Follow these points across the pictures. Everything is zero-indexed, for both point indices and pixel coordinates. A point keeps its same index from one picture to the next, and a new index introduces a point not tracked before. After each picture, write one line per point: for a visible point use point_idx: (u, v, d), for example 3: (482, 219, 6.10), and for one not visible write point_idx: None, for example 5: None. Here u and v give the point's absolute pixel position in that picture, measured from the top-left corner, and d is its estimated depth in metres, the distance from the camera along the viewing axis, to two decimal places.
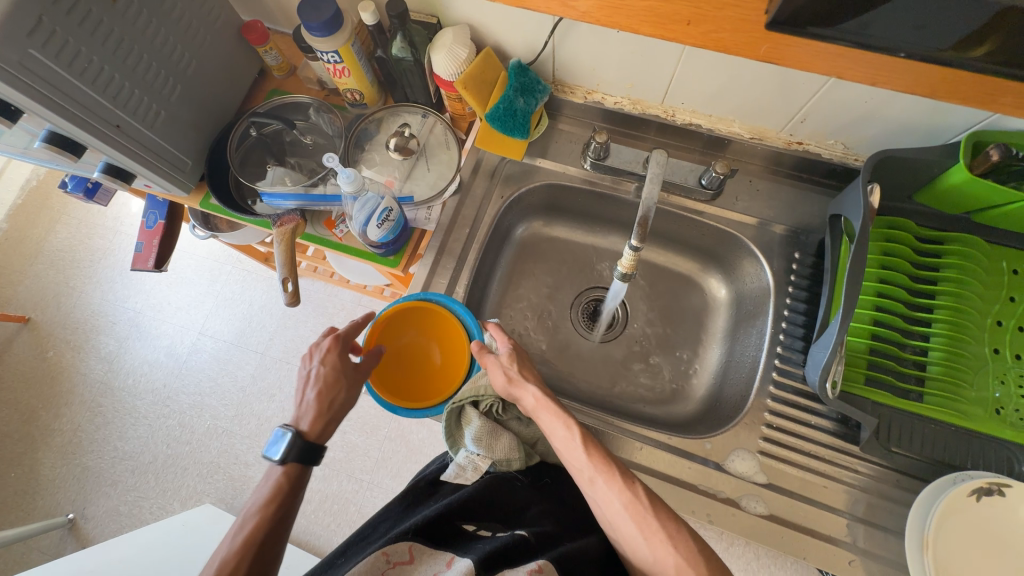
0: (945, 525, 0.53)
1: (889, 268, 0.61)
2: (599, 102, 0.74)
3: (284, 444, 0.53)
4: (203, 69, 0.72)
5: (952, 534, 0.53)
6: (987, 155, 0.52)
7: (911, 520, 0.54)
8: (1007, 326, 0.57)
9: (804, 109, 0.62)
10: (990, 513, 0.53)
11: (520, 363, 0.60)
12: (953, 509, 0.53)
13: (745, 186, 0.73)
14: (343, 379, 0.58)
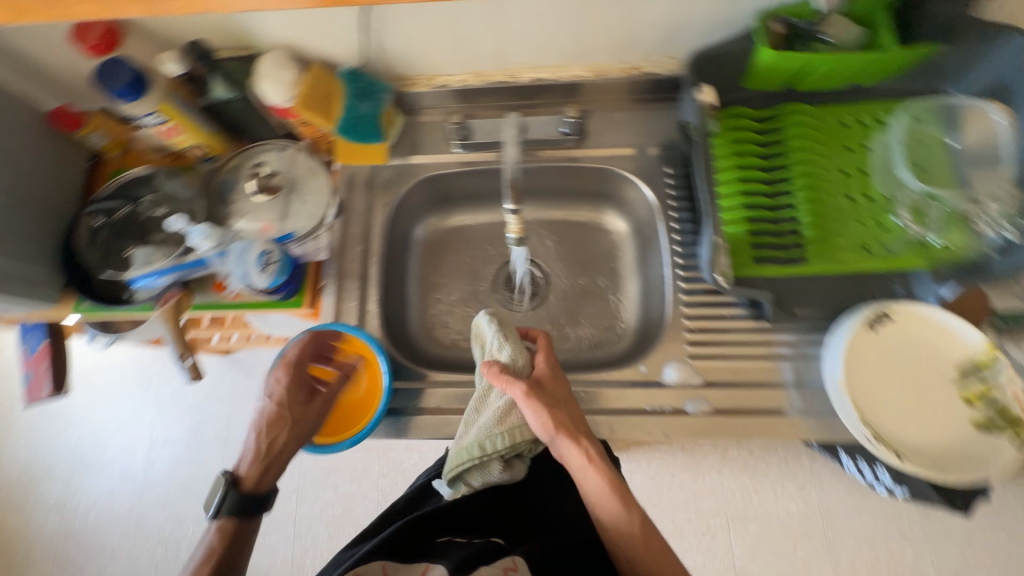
0: (853, 362, 0.58)
1: (744, 156, 0.65)
2: (445, 85, 0.74)
3: (221, 497, 0.59)
4: (21, 171, 0.66)
5: (864, 369, 0.58)
6: (776, 29, 0.59)
7: (824, 370, 0.58)
8: (851, 174, 0.64)
9: (624, 34, 0.65)
10: (886, 338, 0.59)
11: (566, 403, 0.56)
12: (853, 345, 0.58)
13: (606, 121, 0.75)
14: (286, 415, 0.63)
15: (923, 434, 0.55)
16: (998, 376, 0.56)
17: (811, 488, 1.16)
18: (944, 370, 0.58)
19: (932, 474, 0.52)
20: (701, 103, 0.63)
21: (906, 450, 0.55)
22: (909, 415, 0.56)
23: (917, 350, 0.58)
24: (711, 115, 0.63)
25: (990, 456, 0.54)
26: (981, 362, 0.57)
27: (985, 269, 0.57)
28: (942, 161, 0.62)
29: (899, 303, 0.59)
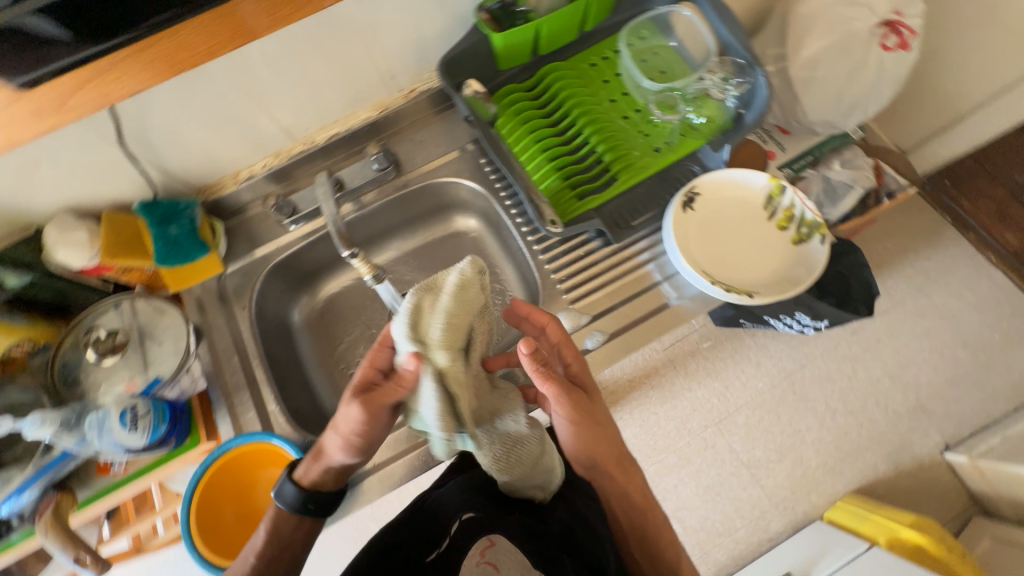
0: (687, 242, 0.67)
1: (530, 121, 0.73)
2: (251, 176, 0.76)
3: (286, 494, 0.55)
4: None
5: (697, 243, 0.67)
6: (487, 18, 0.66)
7: (677, 262, 0.65)
8: (617, 98, 0.75)
9: (383, 69, 0.71)
10: (703, 210, 0.69)
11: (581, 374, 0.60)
12: (681, 229, 0.67)
13: (413, 143, 0.81)
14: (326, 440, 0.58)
15: (761, 268, 0.66)
16: (787, 197, 0.68)
17: (761, 359, 1.40)
18: (754, 212, 0.69)
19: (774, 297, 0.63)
20: (467, 95, 0.69)
21: (754, 287, 0.65)
22: (745, 259, 0.67)
23: (728, 208, 0.69)
24: (484, 100, 0.71)
25: (812, 258, 0.65)
26: (773, 193, 0.68)
27: (743, 123, 0.71)
28: (674, 60, 0.75)
29: (699, 179, 0.69)
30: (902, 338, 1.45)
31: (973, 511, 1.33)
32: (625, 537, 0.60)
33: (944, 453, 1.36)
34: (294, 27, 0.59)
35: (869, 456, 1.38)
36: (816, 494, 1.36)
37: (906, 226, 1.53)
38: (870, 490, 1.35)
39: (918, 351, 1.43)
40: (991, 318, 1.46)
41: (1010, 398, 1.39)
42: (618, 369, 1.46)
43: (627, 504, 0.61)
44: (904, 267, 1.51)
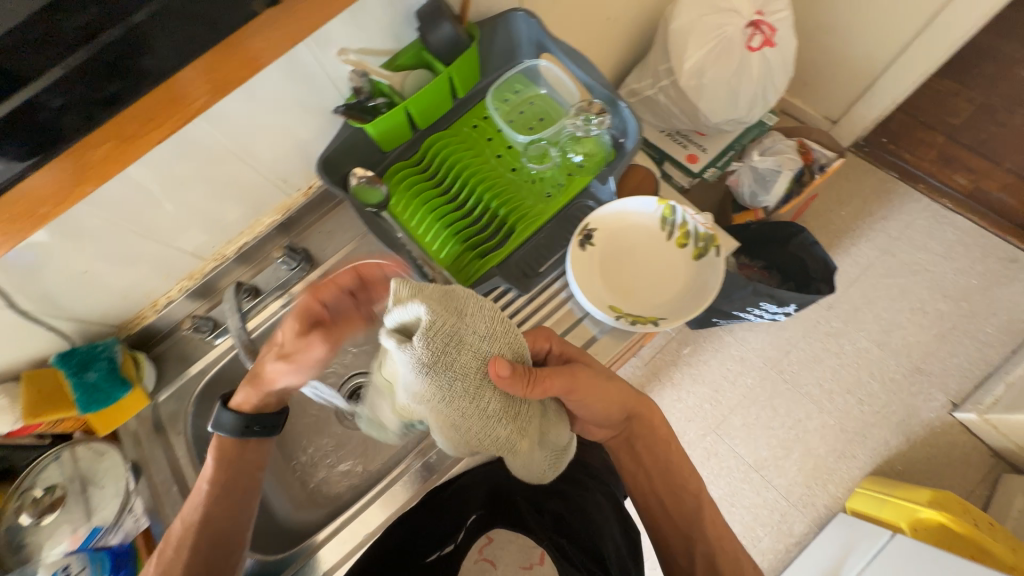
0: (592, 280, 0.68)
1: (422, 194, 0.75)
2: (169, 302, 0.78)
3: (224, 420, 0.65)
4: None
5: (601, 279, 0.69)
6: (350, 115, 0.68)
7: (585, 305, 0.65)
8: (501, 154, 0.77)
9: (271, 176, 0.74)
10: (602, 244, 0.70)
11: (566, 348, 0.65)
12: (582, 271, 0.68)
13: (323, 236, 0.84)
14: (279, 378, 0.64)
15: (668, 290, 0.69)
16: (678, 215, 0.69)
17: (740, 354, 1.44)
18: (652, 235, 0.71)
19: (680, 318, 0.66)
20: (353, 185, 0.71)
21: (662, 311, 0.68)
22: (651, 283, 0.70)
23: (627, 237, 0.70)
24: (373, 184, 0.72)
25: (709, 271, 0.68)
26: (666, 213, 0.70)
27: (624, 151, 0.73)
28: (550, 106, 0.79)
29: (594, 215, 0.69)
30: (880, 303, 1.43)
31: (1002, 469, 1.26)
32: (637, 467, 0.76)
33: (953, 412, 1.31)
34: (166, 164, 0.62)
35: (878, 432, 1.33)
36: (833, 483, 1.30)
37: (854, 191, 1.54)
38: (888, 467, 1.30)
39: (898, 314, 1.41)
40: (964, 263, 1.44)
41: (1006, 341, 1.35)
42: None
43: (651, 441, 0.75)
44: (864, 231, 1.50)
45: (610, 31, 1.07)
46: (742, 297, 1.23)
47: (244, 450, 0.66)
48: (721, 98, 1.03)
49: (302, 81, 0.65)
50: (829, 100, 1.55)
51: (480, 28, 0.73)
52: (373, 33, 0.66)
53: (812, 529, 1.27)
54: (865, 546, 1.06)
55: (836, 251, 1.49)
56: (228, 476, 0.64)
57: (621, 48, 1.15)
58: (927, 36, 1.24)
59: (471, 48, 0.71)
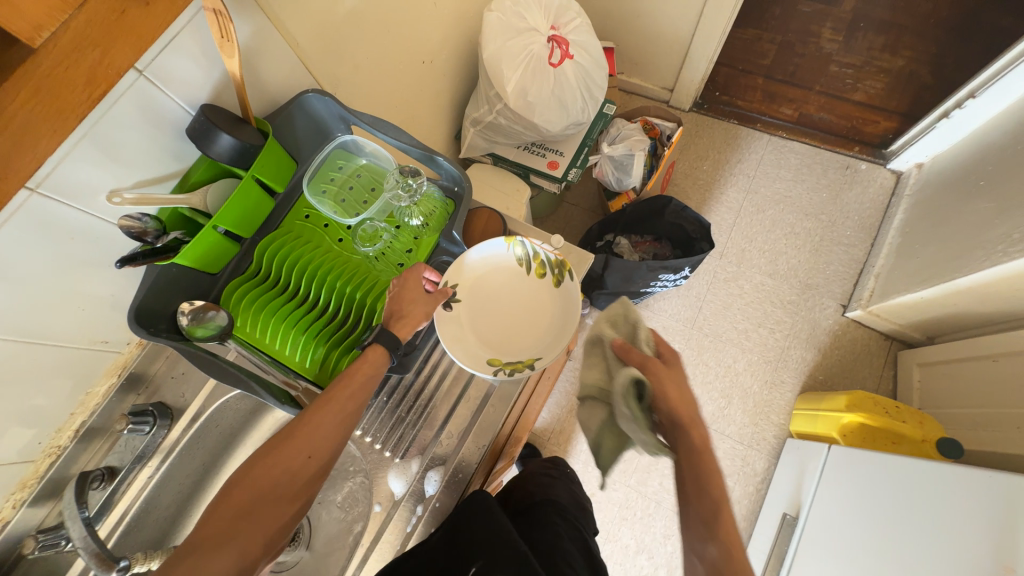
0: (463, 338, 0.69)
1: (270, 306, 0.69)
2: (5, 525, 0.65)
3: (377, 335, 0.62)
4: None
5: (473, 331, 0.70)
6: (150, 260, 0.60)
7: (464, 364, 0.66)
8: (344, 237, 0.74)
9: (84, 345, 0.65)
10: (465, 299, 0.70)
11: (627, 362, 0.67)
12: (451, 333, 0.68)
13: (179, 382, 0.77)
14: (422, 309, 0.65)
15: (541, 322, 0.71)
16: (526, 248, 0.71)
17: (660, 323, 1.50)
18: (510, 272, 0.72)
19: (553, 354, 0.68)
20: (187, 326, 0.64)
21: (536, 349, 0.70)
22: (525, 321, 0.71)
23: (487, 283, 0.71)
24: (211, 314, 0.65)
25: (568, 294, 0.71)
26: (516, 249, 0.72)
27: (460, 197, 0.74)
28: (377, 173, 0.76)
29: (448, 269, 0.69)
30: (759, 237, 1.56)
31: (897, 347, 1.42)
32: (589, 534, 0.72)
33: (845, 313, 1.45)
34: None
35: (795, 351, 1.44)
36: (775, 412, 1.39)
37: (706, 146, 1.67)
38: (813, 380, 1.41)
39: (776, 243, 1.55)
40: (812, 181, 1.61)
41: (864, 237, 1.53)
42: (554, 406, 1.41)
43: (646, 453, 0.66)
44: (727, 178, 1.63)
45: (429, 72, 1.06)
46: (641, 278, 1.27)
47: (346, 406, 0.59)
48: (552, 108, 1.06)
49: (70, 238, 0.56)
50: (659, 73, 1.67)
51: (269, 121, 0.68)
52: (141, 162, 0.59)
53: (771, 462, 1.35)
54: (813, 466, 1.14)
55: (708, 203, 1.61)
56: (355, 391, 0.59)
57: (449, 83, 1.15)
58: (713, 2, 1.36)
59: (263, 145, 0.65)
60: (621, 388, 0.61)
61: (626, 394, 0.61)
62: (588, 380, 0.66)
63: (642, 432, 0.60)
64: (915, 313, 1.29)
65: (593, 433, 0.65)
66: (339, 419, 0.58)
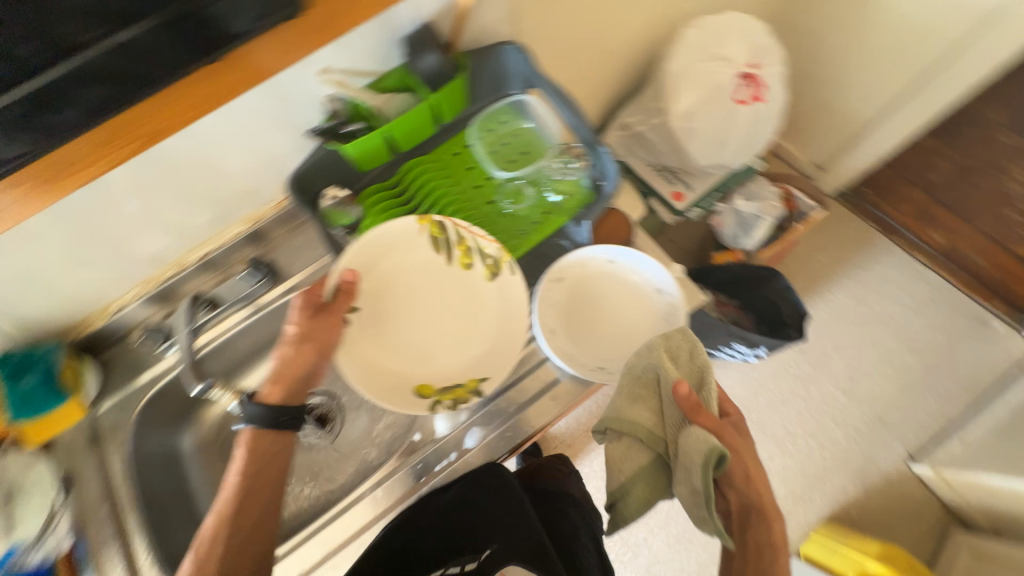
0: (387, 373, 0.67)
1: (396, 220, 0.74)
2: (124, 308, 0.75)
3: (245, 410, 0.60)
4: None
5: (400, 363, 0.68)
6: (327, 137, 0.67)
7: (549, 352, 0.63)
8: (482, 185, 0.76)
9: (241, 189, 0.72)
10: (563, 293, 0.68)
11: (695, 413, 0.58)
12: (365, 350, 0.67)
13: (290, 252, 0.82)
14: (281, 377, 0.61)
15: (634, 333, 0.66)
16: (619, 257, 0.69)
17: None
18: (424, 255, 0.69)
19: (490, 369, 0.68)
20: (325, 207, 0.70)
21: (468, 368, 0.68)
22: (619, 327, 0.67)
23: (397, 286, 0.68)
24: (343, 207, 0.71)
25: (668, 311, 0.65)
26: (434, 232, 0.69)
27: (602, 194, 0.72)
28: (534, 140, 0.78)
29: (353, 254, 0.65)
30: (849, 350, 1.46)
31: (950, 524, 1.30)
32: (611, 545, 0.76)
33: (908, 464, 1.34)
34: (129, 175, 0.59)
35: (836, 479, 1.35)
36: (790, 526, 1.31)
37: (832, 239, 1.57)
38: (843, 513, 1.32)
39: (864, 363, 1.44)
40: (931, 318, 1.47)
41: (963, 398, 1.39)
42: (573, 420, 1.39)
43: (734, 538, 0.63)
44: (840, 279, 1.53)
45: (604, 63, 1.06)
46: (715, 337, 1.23)
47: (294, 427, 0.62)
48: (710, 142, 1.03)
49: (274, 96, 0.61)
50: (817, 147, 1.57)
51: (468, 56, 0.71)
52: (357, 53, 0.63)
53: None
54: None
55: (810, 295, 1.51)
56: (260, 466, 0.59)
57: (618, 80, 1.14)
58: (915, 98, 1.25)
59: (456, 77, 0.69)
60: (697, 458, 0.54)
61: (703, 468, 0.53)
62: (638, 420, 0.61)
63: (698, 501, 0.55)
64: (989, 500, 1.17)
65: (625, 477, 0.60)
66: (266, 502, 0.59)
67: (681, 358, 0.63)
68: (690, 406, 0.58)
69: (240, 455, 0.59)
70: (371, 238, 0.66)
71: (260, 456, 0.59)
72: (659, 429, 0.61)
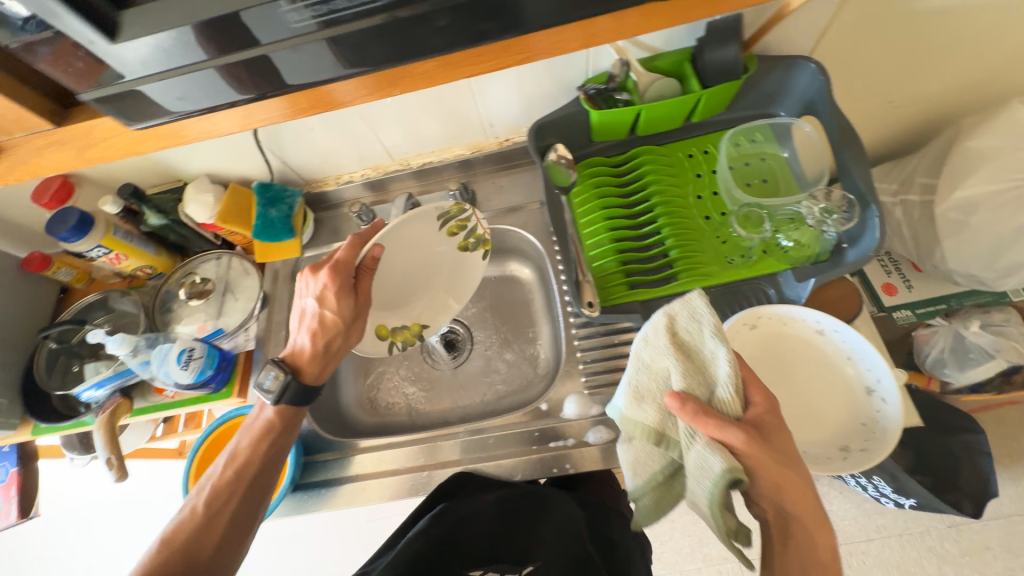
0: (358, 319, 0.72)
1: (605, 198, 0.72)
2: (349, 182, 0.85)
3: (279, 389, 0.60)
4: (14, 307, 0.80)
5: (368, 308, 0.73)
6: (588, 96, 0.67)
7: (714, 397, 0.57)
8: (705, 196, 0.71)
9: (483, 116, 0.75)
10: (752, 344, 0.61)
11: (703, 426, 0.44)
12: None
13: (491, 187, 0.84)
14: (342, 321, 0.62)
15: (818, 426, 0.57)
16: (841, 331, 0.58)
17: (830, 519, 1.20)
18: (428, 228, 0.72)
19: (440, 315, 0.76)
20: (549, 161, 0.70)
21: (418, 316, 0.76)
22: (802, 410, 0.58)
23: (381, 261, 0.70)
24: (565, 166, 0.70)
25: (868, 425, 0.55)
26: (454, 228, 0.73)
27: (842, 259, 0.60)
28: (782, 172, 0.70)
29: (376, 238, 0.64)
30: None
31: None
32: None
33: None
34: None
35: None
36: None
37: None
38: None
39: None
40: None
41: None
42: None
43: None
44: None
45: (887, 115, 0.87)
46: None
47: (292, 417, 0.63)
48: (992, 244, 0.81)
49: None
50: None
51: (760, 62, 0.65)
52: None
53: None
54: None
55: None
56: (280, 440, 0.62)
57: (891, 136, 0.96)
58: None
59: (738, 79, 0.64)
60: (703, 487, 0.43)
61: (711, 490, 0.42)
62: (637, 423, 0.51)
63: (712, 524, 0.44)
64: None
65: (639, 483, 0.51)
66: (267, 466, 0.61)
67: (690, 346, 0.49)
68: (683, 407, 0.45)
69: (261, 421, 0.62)
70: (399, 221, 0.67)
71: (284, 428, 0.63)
72: (667, 427, 0.49)
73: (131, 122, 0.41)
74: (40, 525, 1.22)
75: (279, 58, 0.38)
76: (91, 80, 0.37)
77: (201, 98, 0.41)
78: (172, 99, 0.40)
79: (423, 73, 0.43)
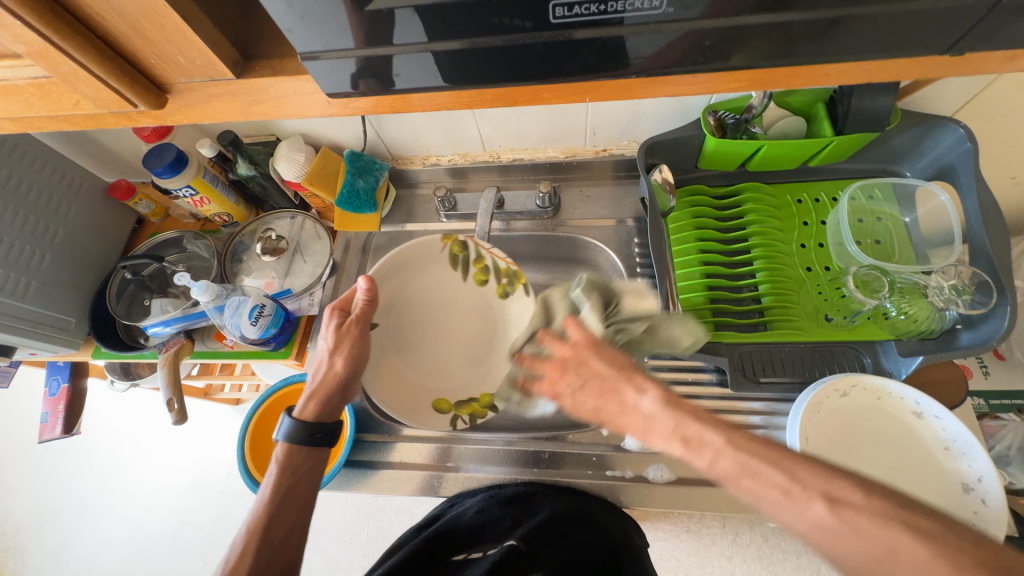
0: (403, 387, 0.64)
1: (702, 228, 0.69)
2: (435, 164, 0.84)
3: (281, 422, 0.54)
4: (96, 229, 0.81)
5: (417, 372, 0.67)
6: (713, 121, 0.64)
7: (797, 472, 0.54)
8: (809, 245, 0.67)
9: (590, 124, 0.73)
10: (835, 426, 0.57)
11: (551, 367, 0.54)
12: (392, 370, 0.65)
13: (578, 196, 0.82)
14: (336, 347, 0.56)
15: None
16: (943, 417, 0.54)
17: None
18: (445, 274, 0.69)
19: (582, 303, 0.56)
20: (654, 181, 0.66)
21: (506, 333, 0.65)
22: None
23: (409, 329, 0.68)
24: (668, 191, 0.66)
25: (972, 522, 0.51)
26: (478, 274, 0.69)
27: (953, 342, 0.56)
28: (897, 235, 0.66)
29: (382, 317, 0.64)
30: None
31: None
32: None
33: None
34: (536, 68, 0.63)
35: None
36: None
37: None
38: None
39: None
40: None
41: None
42: None
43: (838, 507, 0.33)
44: None
45: None
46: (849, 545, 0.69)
47: (309, 459, 0.54)
48: None
49: None
50: None
51: (903, 117, 0.60)
52: None
53: None
54: None
55: None
56: (291, 484, 0.52)
57: None
58: None
59: (877, 132, 0.59)
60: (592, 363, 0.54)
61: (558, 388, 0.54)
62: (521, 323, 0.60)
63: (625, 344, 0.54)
64: None
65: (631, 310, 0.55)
66: (295, 508, 0.51)
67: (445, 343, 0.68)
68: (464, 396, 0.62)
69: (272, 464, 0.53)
70: (398, 258, 0.66)
71: (294, 471, 0.53)
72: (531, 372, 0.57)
73: (329, 94, 0.32)
74: (76, 435, 1.27)
75: (513, 50, 0.29)
76: (319, 44, 0.28)
77: (423, 78, 0.31)
78: (292, 20, 0.27)
79: (626, 87, 0.33)
